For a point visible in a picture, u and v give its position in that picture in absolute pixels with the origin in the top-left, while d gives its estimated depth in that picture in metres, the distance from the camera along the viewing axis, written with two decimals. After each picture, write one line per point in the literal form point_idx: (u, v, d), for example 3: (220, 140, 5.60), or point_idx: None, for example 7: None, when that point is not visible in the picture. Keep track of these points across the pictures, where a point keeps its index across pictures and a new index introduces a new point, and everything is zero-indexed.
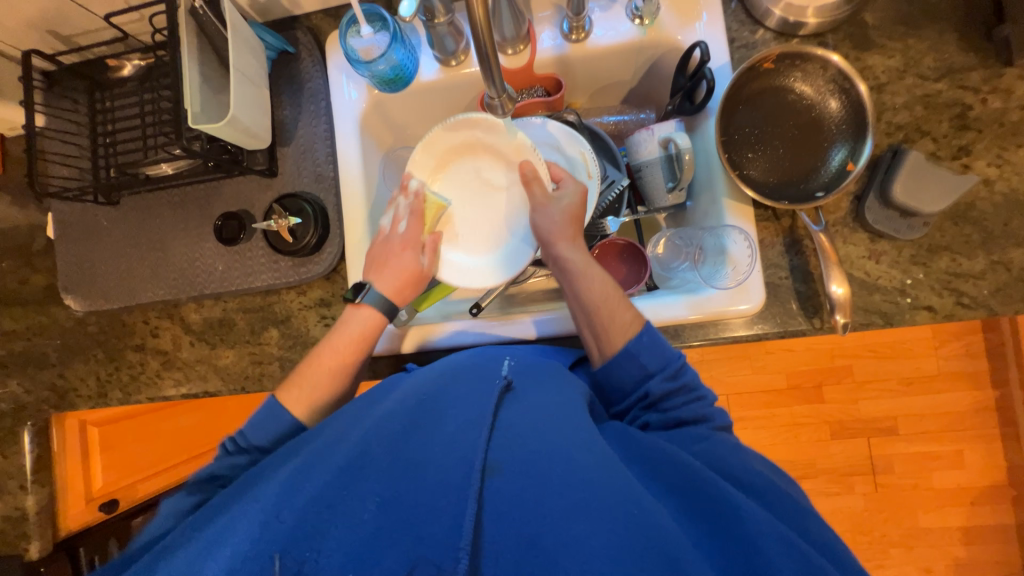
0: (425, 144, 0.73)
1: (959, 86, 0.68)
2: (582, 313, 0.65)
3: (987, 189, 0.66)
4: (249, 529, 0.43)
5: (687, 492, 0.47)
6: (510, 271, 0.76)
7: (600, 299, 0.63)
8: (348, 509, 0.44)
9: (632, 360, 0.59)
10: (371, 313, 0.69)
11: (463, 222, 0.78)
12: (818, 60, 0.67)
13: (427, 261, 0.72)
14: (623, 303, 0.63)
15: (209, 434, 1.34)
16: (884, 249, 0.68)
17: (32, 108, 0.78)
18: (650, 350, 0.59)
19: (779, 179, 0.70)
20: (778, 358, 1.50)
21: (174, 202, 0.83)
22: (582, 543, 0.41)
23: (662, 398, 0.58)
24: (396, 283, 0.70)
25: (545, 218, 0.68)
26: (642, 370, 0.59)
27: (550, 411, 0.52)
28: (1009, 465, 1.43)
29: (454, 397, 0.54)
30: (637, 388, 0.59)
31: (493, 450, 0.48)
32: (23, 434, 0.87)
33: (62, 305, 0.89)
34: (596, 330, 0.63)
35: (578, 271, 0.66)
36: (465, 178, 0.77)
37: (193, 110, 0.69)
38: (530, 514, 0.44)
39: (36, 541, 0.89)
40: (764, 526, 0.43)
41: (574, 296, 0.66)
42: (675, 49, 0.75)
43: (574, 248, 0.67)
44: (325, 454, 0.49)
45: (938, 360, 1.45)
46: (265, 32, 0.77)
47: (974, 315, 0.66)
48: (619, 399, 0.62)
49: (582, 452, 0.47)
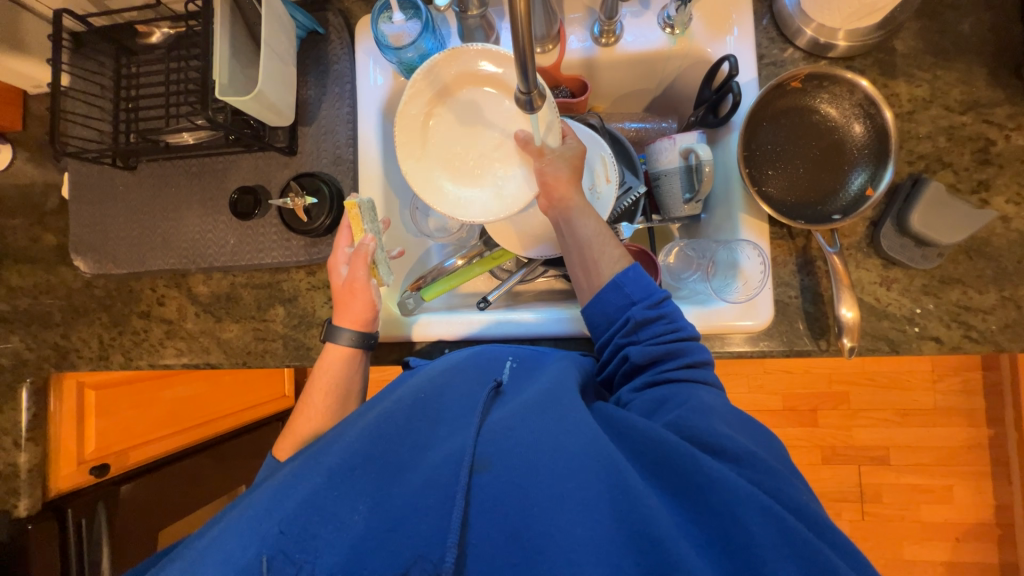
0: (421, 73, 0.69)
1: (984, 120, 0.68)
2: (574, 251, 0.65)
3: (1004, 225, 0.66)
4: (239, 536, 0.43)
5: (665, 465, 0.46)
6: (506, 210, 0.71)
7: (592, 235, 0.64)
8: (338, 511, 0.44)
9: (617, 291, 0.59)
10: (334, 347, 0.71)
11: (462, 154, 0.74)
12: (846, 83, 0.67)
13: (359, 273, 0.70)
14: (613, 239, 0.64)
15: (203, 407, 1.33)
16: (896, 276, 0.68)
17: (59, 67, 0.79)
18: (634, 282, 0.59)
19: (797, 197, 0.70)
20: (776, 378, 1.50)
21: (192, 172, 0.83)
22: (567, 534, 0.42)
23: (643, 325, 0.57)
24: (347, 312, 0.71)
25: (551, 164, 0.66)
26: (626, 298, 0.59)
27: (538, 401, 0.52)
28: (997, 504, 1.43)
29: (452, 401, 0.56)
30: (621, 314, 0.59)
31: (481, 444, 0.48)
32: (22, 392, 0.88)
33: (71, 267, 0.89)
34: (586, 265, 0.64)
35: (576, 208, 0.65)
36: (471, 109, 0.73)
37: (221, 82, 0.69)
38: (516, 507, 0.44)
39: (25, 500, 0.93)
40: (741, 496, 0.43)
41: (568, 233, 0.66)
42: (703, 60, 0.75)
43: (572, 186, 0.66)
44: (318, 455, 0.49)
45: (935, 394, 1.45)
46: (297, 10, 0.77)
47: (981, 349, 0.66)
48: (603, 331, 0.61)
49: (569, 437, 0.48)
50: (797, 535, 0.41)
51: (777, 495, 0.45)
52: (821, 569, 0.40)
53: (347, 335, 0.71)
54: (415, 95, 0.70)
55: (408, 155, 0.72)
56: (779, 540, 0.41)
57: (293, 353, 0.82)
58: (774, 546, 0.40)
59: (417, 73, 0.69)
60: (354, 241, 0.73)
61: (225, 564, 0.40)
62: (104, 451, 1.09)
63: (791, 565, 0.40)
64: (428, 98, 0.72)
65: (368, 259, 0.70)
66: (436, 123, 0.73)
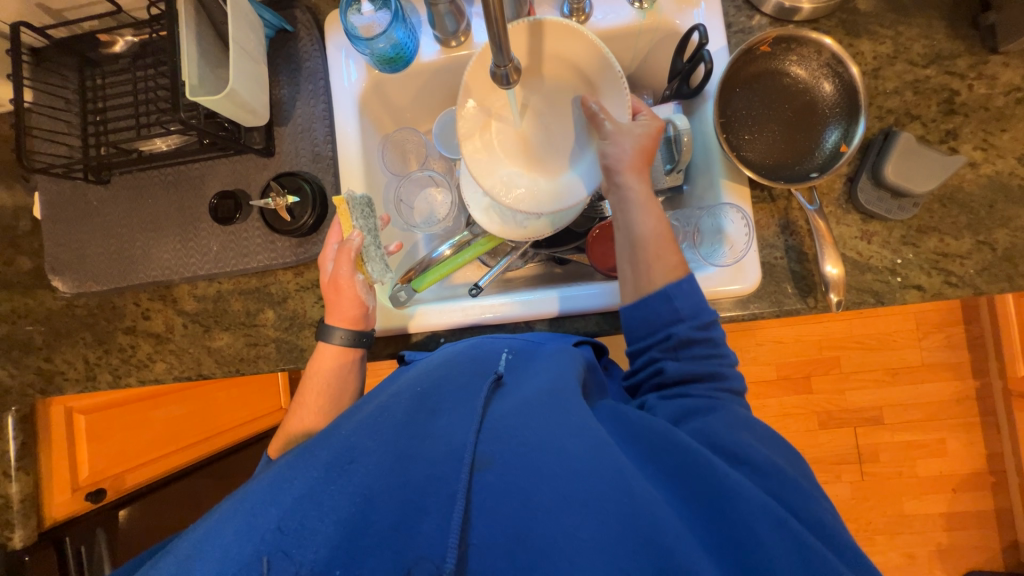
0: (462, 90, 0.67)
1: (947, 72, 0.70)
2: (627, 247, 0.64)
3: (974, 171, 0.69)
4: (235, 530, 0.42)
5: (680, 469, 0.46)
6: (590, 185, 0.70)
7: (650, 235, 0.62)
8: (336, 504, 0.43)
9: (666, 303, 0.59)
10: (327, 347, 0.71)
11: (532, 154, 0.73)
12: (813, 44, 0.69)
13: (343, 270, 0.70)
14: (671, 246, 0.62)
15: (198, 427, 1.32)
16: (875, 230, 0.70)
17: (20, 82, 0.76)
18: (686, 296, 0.59)
19: (775, 160, 0.71)
20: (767, 349, 1.53)
21: (167, 180, 0.82)
22: (570, 536, 0.41)
23: (686, 344, 0.58)
24: (336, 310, 0.70)
25: (614, 145, 0.64)
26: (674, 314, 0.59)
27: (541, 398, 0.51)
28: (988, 452, 1.47)
29: (450, 390, 0.55)
30: (663, 328, 0.59)
31: (483, 444, 0.47)
32: (6, 420, 0.85)
33: (49, 288, 0.86)
34: (637, 264, 0.62)
35: (636, 202, 0.64)
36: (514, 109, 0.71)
37: (191, 83, 0.68)
38: (519, 509, 0.43)
39: (19, 530, 0.88)
40: (756, 508, 0.43)
41: (623, 227, 0.64)
42: (674, 33, 0.76)
43: (637, 176, 0.64)
44: (314, 448, 0.48)
45: (922, 351, 1.48)
46: (264, 9, 0.76)
47: (961, 294, 0.68)
48: (640, 338, 0.61)
49: (573, 439, 0.47)
50: (810, 549, 0.41)
51: (794, 509, 0.45)
52: None
53: (339, 335, 0.70)
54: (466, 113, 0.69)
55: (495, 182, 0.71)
56: (788, 549, 0.41)
57: (287, 355, 0.81)
58: (783, 562, 0.41)
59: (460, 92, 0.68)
60: (342, 237, 0.73)
61: (219, 561, 0.40)
62: (99, 475, 1.09)
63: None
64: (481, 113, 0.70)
65: (353, 255, 0.70)
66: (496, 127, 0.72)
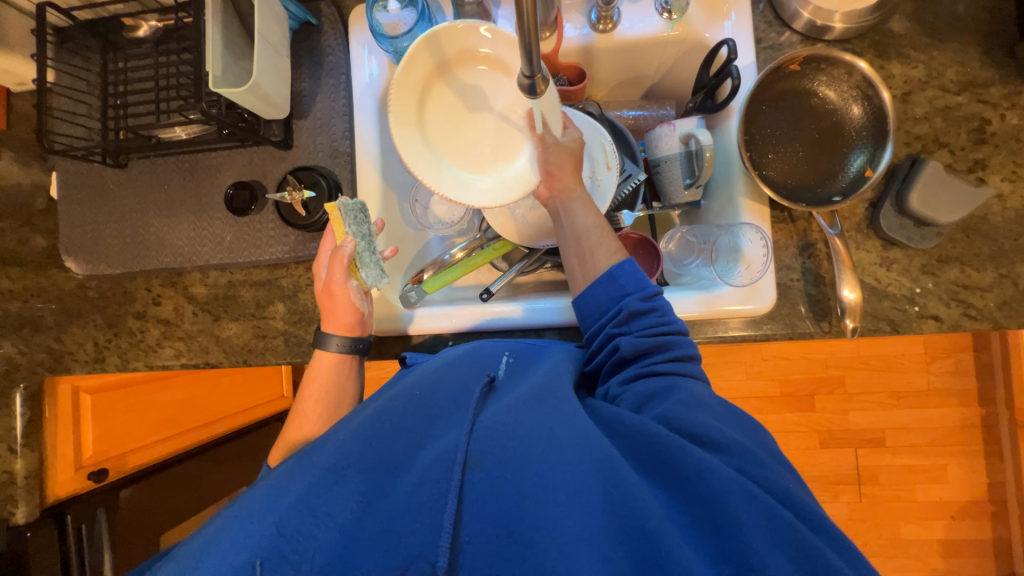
0: (426, 39, 0.65)
1: (980, 100, 0.69)
2: (571, 241, 0.66)
3: (1000, 203, 0.67)
4: (232, 538, 0.42)
5: (656, 458, 0.45)
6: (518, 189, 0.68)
7: (590, 228, 0.65)
8: (332, 509, 0.43)
9: (612, 282, 0.60)
10: (324, 355, 0.71)
11: (468, 144, 0.72)
12: (844, 65, 0.67)
13: (336, 276, 0.69)
14: (610, 233, 0.65)
15: (197, 408, 1.30)
16: (895, 257, 0.69)
17: (43, 62, 0.76)
18: (630, 274, 0.60)
19: (797, 181, 0.70)
20: (772, 365, 1.51)
21: (184, 167, 0.82)
22: (558, 525, 0.41)
23: (636, 315, 0.57)
24: (332, 317, 0.70)
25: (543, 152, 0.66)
26: (620, 290, 0.59)
27: (528, 399, 0.51)
28: (989, 481, 1.46)
29: (445, 396, 0.55)
30: (613, 304, 0.59)
31: (475, 442, 0.47)
32: (16, 396, 0.87)
33: (63, 269, 0.87)
34: (583, 255, 0.64)
35: (574, 199, 0.66)
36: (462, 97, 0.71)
37: (214, 74, 0.67)
38: (507, 505, 0.43)
39: (23, 506, 0.91)
40: (729, 484, 0.42)
41: (566, 223, 0.66)
42: (701, 45, 0.75)
43: (571, 179, 0.67)
44: (311, 455, 0.48)
45: (929, 376, 1.47)
46: (290, 1, 0.76)
47: (979, 326, 0.67)
48: (593, 322, 0.61)
49: (558, 434, 0.47)
50: (783, 521, 0.41)
51: (773, 488, 0.44)
52: (814, 557, 0.39)
53: (336, 342, 0.70)
54: (401, 90, 0.66)
55: (444, 180, 0.68)
56: (764, 524, 0.40)
57: (294, 349, 0.81)
58: (764, 539, 0.40)
59: (422, 38, 0.65)
60: (336, 244, 0.72)
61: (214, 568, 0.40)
62: (101, 455, 1.07)
63: (790, 565, 0.39)
64: (417, 108, 0.69)
65: (346, 262, 0.69)
66: (438, 119, 0.71)
